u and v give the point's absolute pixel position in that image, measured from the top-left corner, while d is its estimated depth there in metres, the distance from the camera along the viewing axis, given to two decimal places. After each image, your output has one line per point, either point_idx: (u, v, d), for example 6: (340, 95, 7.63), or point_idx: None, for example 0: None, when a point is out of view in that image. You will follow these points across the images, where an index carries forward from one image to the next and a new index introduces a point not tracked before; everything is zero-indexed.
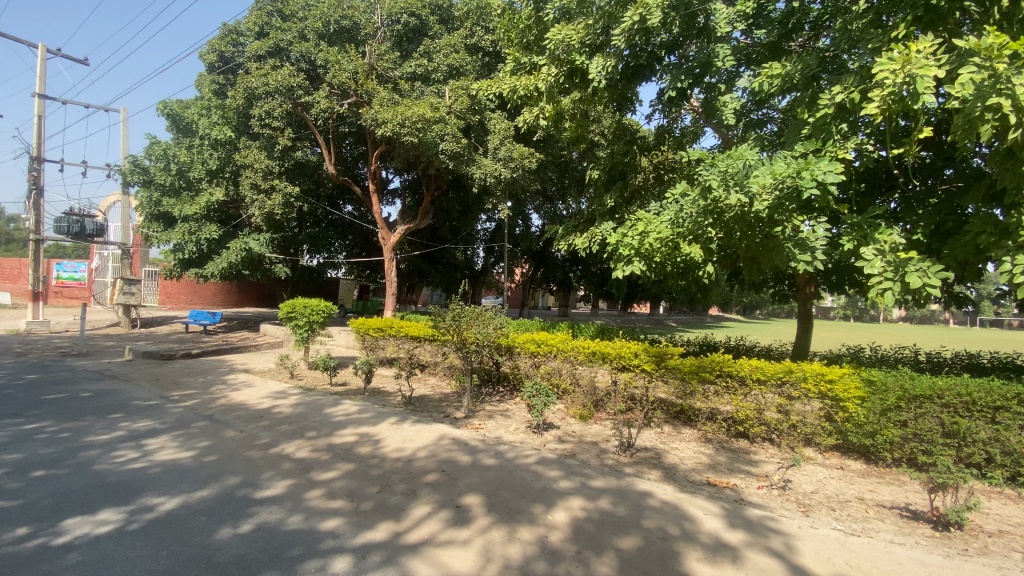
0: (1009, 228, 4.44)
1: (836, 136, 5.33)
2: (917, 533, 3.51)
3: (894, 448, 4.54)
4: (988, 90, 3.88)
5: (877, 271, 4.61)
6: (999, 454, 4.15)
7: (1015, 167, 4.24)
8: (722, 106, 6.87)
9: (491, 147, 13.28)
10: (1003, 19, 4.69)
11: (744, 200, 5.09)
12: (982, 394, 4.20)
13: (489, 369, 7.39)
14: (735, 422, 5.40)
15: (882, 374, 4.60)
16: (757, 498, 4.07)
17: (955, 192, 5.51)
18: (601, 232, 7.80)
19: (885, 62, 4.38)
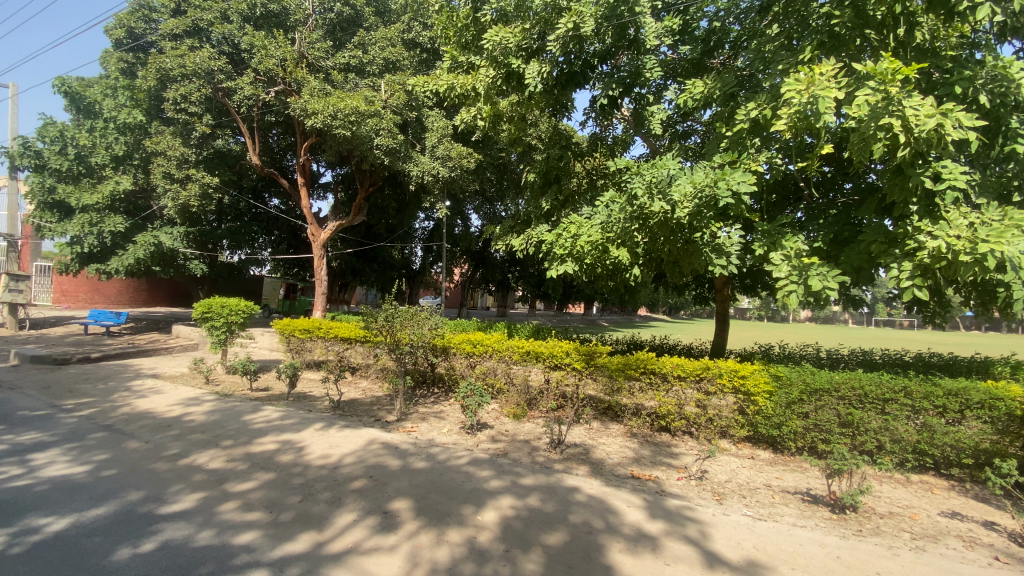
0: (895, 238, 4.95)
1: (750, 149, 5.78)
2: (815, 515, 3.85)
3: (798, 438, 4.95)
4: (877, 113, 4.33)
5: (784, 274, 5.04)
6: (888, 441, 4.58)
7: (902, 182, 4.74)
8: (650, 116, 7.20)
9: (429, 144, 13.08)
10: (898, 47, 5.24)
11: (667, 207, 5.36)
12: (873, 387, 4.63)
13: (422, 370, 7.28)
14: (658, 417, 5.67)
15: (787, 369, 5.00)
16: (677, 489, 4.29)
17: (851, 205, 6.10)
18: (537, 234, 7.92)
19: (793, 83, 4.78)
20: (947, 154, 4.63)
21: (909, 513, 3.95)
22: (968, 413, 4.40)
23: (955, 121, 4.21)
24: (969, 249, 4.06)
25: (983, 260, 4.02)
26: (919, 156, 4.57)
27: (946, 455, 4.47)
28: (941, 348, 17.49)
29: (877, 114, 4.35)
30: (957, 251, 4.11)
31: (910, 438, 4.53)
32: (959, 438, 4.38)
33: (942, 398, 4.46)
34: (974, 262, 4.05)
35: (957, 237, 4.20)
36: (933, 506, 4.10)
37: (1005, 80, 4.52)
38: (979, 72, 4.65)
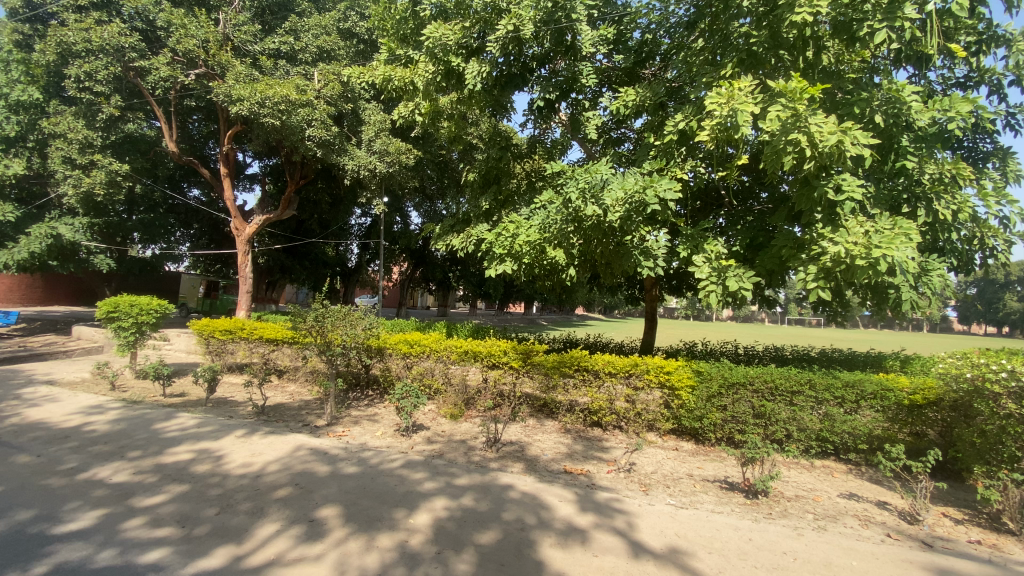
0: (803, 244, 5.41)
1: (677, 158, 6.11)
2: (732, 501, 4.12)
3: (717, 429, 5.28)
4: (786, 128, 4.71)
5: (706, 275, 5.38)
6: (795, 430, 4.99)
7: (808, 193, 5.18)
8: (586, 121, 7.40)
9: (366, 138, 12.70)
10: (807, 68, 5.72)
11: (599, 211, 5.54)
12: (783, 380, 5.03)
13: (356, 372, 7.05)
14: (590, 413, 5.85)
15: (708, 365, 5.32)
16: (607, 481, 4.45)
17: (767, 212, 6.58)
18: (476, 234, 7.91)
19: (715, 96, 5.09)
20: (846, 168, 5.11)
21: (813, 496, 4.32)
22: (863, 403, 4.86)
23: (854, 138, 4.64)
24: (863, 254, 4.51)
25: (874, 265, 4.48)
26: (823, 169, 5.01)
27: (844, 441, 4.92)
28: (844, 345, 19.28)
29: (787, 129, 4.73)
30: (853, 256, 4.55)
31: (814, 427, 4.95)
32: (856, 425, 4.84)
33: (841, 390, 4.91)
34: (867, 267, 4.51)
35: (853, 243, 4.65)
36: (833, 488, 4.51)
37: (896, 103, 5.02)
38: (874, 95, 5.15)
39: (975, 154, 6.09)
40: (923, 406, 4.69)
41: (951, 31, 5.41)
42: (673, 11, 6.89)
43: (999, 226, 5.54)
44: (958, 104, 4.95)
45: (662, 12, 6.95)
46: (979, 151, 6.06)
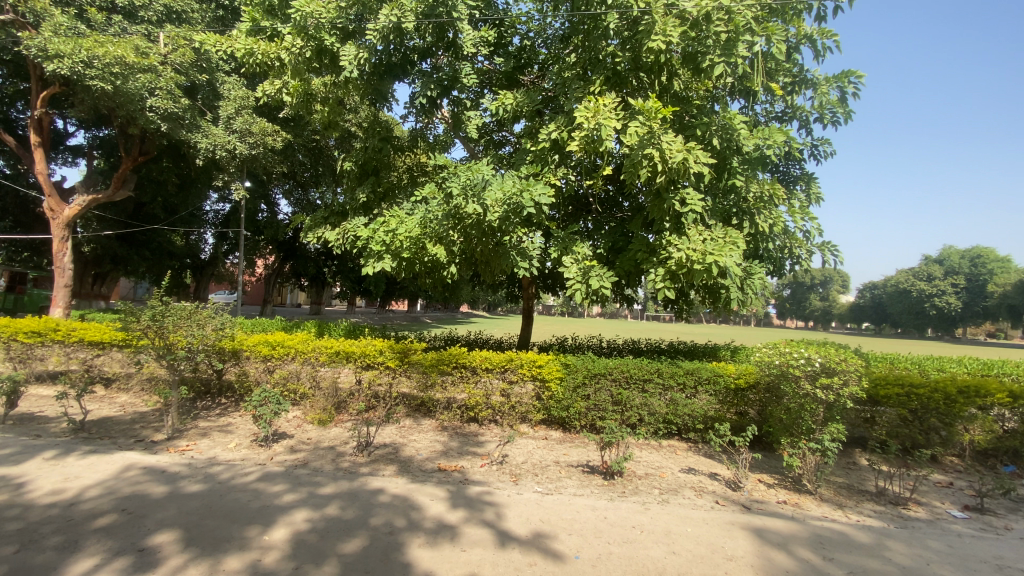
0: (655, 248, 6.06)
1: (551, 164, 6.46)
2: (592, 484, 4.47)
3: (582, 417, 5.69)
4: (643, 143, 5.25)
5: (573, 275, 5.77)
6: (646, 415, 5.57)
7: (660, 203, 5.81)
8: (467, 120, 7.46)
9: (225, 115, 11.41)
10: (662, 92, 6.43)
11: (479, 210, 5.64)
12: (637, 370, 5.58)
13: (206, 378, 6.31)
14: (467, 409, 5.93)
15: (574, 358, 5.72)
16: (479, 476, 4.54)
17: (628, 219, 7.24)
18: (352, 228, 7.54)
19: (583, 109, 5.49)
20: (690, 184, 5.82)
21: (659, 472, 4.85)
22: (700, 388, 5.55)
23: (696, 157, 5.31)
24: (700, 259, 5.20)
25: (708, 269, 5.18)
26: (672, 184, 5.66)
27: (685, 422, 5.60)
28: (693, 341, 21.91)
29: (643, 144, 5.28)
30: (693, 261, 5.23)
31: (661, 411, 5.56)
32: (694, 408, 5.52)
33: (683, 376, 5.57)
34: (703, 270, 5.19)
35: (693, 250, 5.33)
36: (675, 464, 5.12)
37: (729, 129, 5.83)
38: (713, 121, 5.93)
39: (788, 177, 7.28)
40: (745, 388, 5.51)
41: (772, 72, 6.41)
42: (549, 24, 7.24)
43: (804, 238, 6.69)
44: (775, 134, 5.93)
45: (540, 23, 7.27)
46: (791, 175, 7.26)
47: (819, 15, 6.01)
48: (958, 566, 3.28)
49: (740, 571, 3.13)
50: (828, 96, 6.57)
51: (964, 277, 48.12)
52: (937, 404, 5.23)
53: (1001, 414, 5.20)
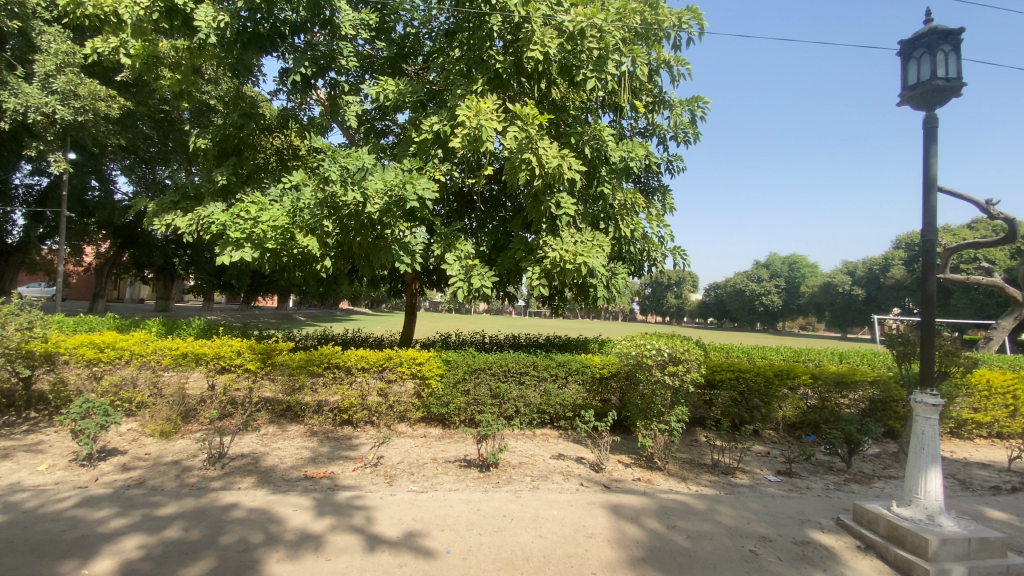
0: (532, 248, 6.33)
1: (434, 159, 6.42)
2: (468, 477, 4.55)
3: (461, 412, 5.75)
4: (522, 147, 5.48)
5: (455, 273, 5.80)
6: (523, 406, 5.81)
7: (538, 205, 6.10)
8: (346, 105, 7.09)
9: (40, 71, 9.48)
10: (541, 98, 6.74)
11: (357, 200, 5.40)
12: (514, 363, 5.78)
13: (8, 389, 5.24)
14: (340, 411, 5.66)
15: (454, 355, 5.76)
16: (350, 480, 4.37)
17: (509, 218, 7.45)
18: (208, 213, 6.74)
19: (465, 108, 5.57)
20: (564, 189, 6.19)
21: (532, 460, 5.10)
22: (570, 378, 5.92)
23: (569, 164, 5.67)
24: (572, 260, 5.57)
25: (578, 268, 5.58)
26: (549, 188, 5.97)
27: (558, 411, 5.95)
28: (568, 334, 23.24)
29: (522, 148, 5.51)
30: (565, 261, 5.58)
31: (535, 402, 5.84)
32: (564, 397, 5.88)
33: (555, 368, 5.88)
34: (574, 269, 5.58)
35: (565, 250, 5.69)
36: (547, 451, 5.42)
37: (599, 140, 6.30)
38: (585, 131, 6.37)
39: (648, 188, 8.08)
40: (609, 377, 6.00)
41: (637, 90, 7.06)
42: (435, 16, 7.15)
43: (660, 242, 7.49)
44: (636, 147, 6.50)
45: (424, 14, 7.15)
46: (651, 186, 8.07)
47: (675, 44, 6.74)
48: (768, 521, 3.92)
49: (598, 546, 3.42)
50: (681, 118, 7.40)
51: (785, 279, 57.53)
52: (759, 386, 6.19)
53: (804, 393, 6.32)
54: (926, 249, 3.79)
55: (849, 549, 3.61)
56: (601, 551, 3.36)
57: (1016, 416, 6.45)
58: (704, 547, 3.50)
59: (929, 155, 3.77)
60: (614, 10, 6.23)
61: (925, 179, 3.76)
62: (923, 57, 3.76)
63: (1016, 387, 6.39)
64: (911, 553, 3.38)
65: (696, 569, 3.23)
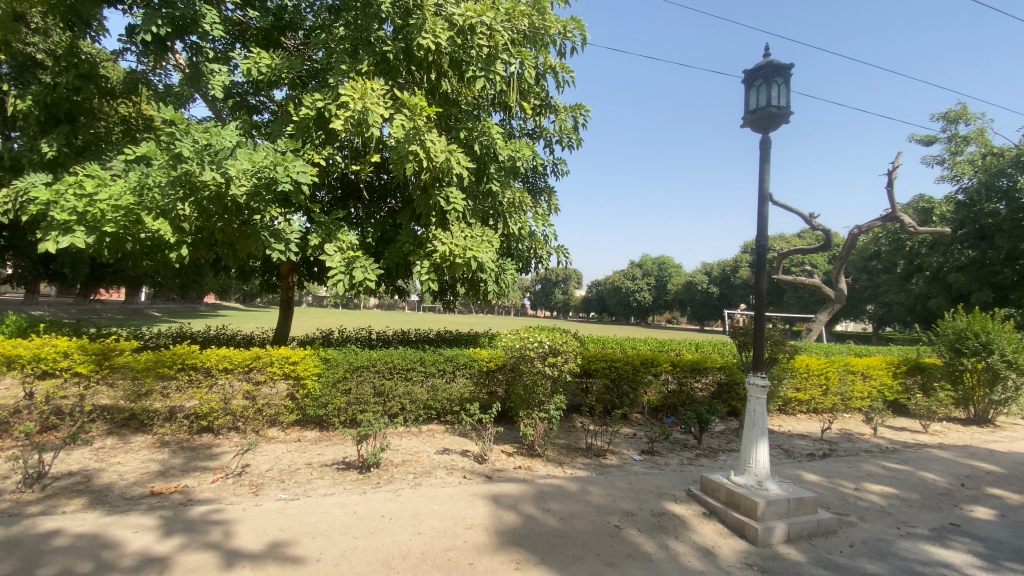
0: (421, 241, 6.22)
1: (313, 143, 6.02)
2: (345, 480, 4.35)
3: (341, 413, 5.48)
4: (409, 138, 5.36)
5: (335, 265, 5.49)
6: (408, 403, 5.69)
7: (426, 197, 6.02)
8: (211, 75, 6.33)
9: None
10: (431, 90, 6.66)
11: (219, 180, 4.84)
12: (400, 359, 5.63)
13: None
14: (198, 418, 5.09)
15: (335, 352, 5.46)
16: (208, 493, 3.95)
17: (397, 210, 7.24)
18: (25, 187, 5.63)
19: (349, 89, 5.33)
20: (453, 183, 6.17)
21: (415, 457, 5.02)
22: (458, 372, 5.92)
23: (458, 159, 5.66)
24: (461, 254, 5.58)
25: (467, 263, 5.60)
26: (437, 181, 5.92)
27: (444, 406, 5.92)
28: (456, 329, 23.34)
29: (409, 138, 5.38)
30: (455, 255, 5.57)
31: (422, 398, 5.76)
32: (451, 392, 5.87)
33: (443, 363, 5.84)
34: (463, 264, 5.60)
35: (455, 245, 5.67)
36: (432, 447, 5.38)
37: (488, 137, 6.37)
38: (474, 127, 6.41)
39: (536, 188, 8.37)
40: (495, 370, 6.11)
41: (526, 91, 7.28)
42: None
43: (546, 241, 7.80)
44: (524, 147, 6.70)
45: None
46: (538, 186, 8.37)
47: (561, 51, 7.05)
48: (633, 497, 4.29)
49: (476, 537, 3.48)
50: (565, 123, 7.76)
51: (658, 276, 63.35)
52: (630, 374, 6.75)
53: (666, 378, 7.03)
54: (760, 253, 4.40)
55: (697, 516, 4.10)
56: (479, 541, 3.43)
57: (826, 393, 7.80)
58: (575, 526, 3.73)
59: (764, 172, 4.38)
60: (503, 10, 6.33)
61: (760, 193, 4.37)
62: (762, 86, 4.34)
63: (826, 369, 7.73)
64: (745, 516, 3.92)
65: (567, 549, 3.43)
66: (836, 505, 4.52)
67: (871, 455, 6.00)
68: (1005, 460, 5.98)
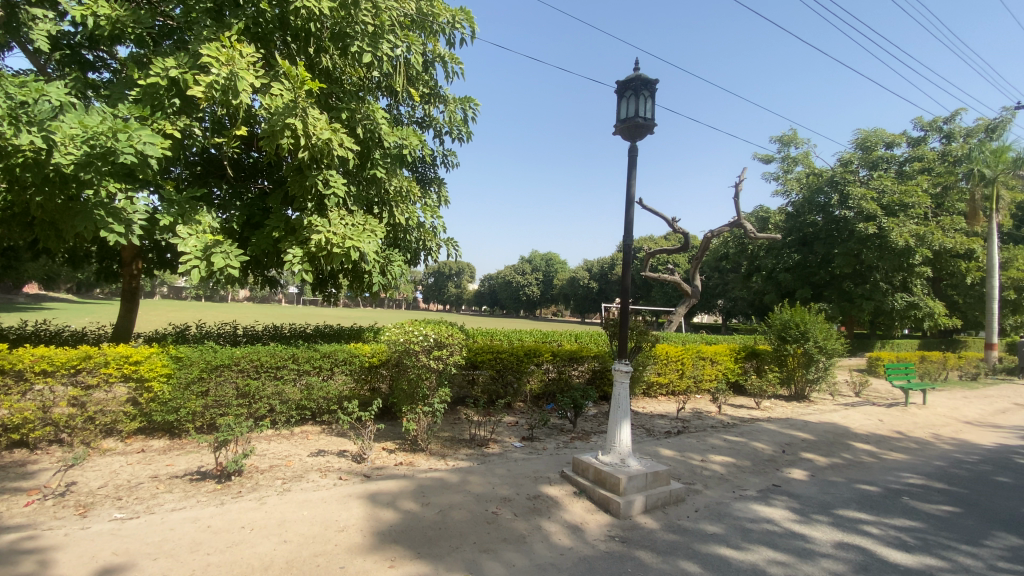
0: (294, 228, 5.79)
1: (165, 109, 5.30)
2: (199, 492, 3.91)
3: (196, 418, 4.95)
4: (284, 112, 4.98)
5: (189, 250, 4.90)
6: (277, 404, 5.31)
7: (301, 179, 5.62)
8: (28, 19, 5.27)
9: None
10: (309, 65, 6.25)
11: (37, 145, 4.07)
12: (268, 357, 5.21)
13: None
14: (6, 431, 4.27)
15: (189, 350, 4.90)
16: (16, 519, 3.32)
17: (268, 193, 6.66)
18: None
19: (212, 52, 4.78)
20: (334, 166, 5.84)
21: (285, 462, 4.70)
22: (336, 369, 5.64)
23: (341, 140, 5.37)
24: (339, 242, 5.31)
25: (347, 252, 5.35)
26: (315, 162, 5.55)
27: (319, 405, 5.62)
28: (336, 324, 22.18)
29: (286, 111, 5.00)
30: (332, 244, 5.27)
31: (294, 398, 5.40)
32: (328, 390, 5.59)
33: (319, 360, 5.51)
34: (342, 253, 5.33)
35: (333, 233, 5.36)
36: (304, 450, 5.07)
37: (372, 121, 6.11)
38: (358, 109, 6.11)
39: (424, 178, 8.25)
40: (378, 366, 5.93)
41: (414, 78, 7.12)
42: None
43: (434, 233, 7.72)
44: (410, 136, 6.56)
45: None
46: (427, 177, 8.25)
47: (450, 41, 7.00)
48: (510, 483, 4.45)
49: (349, 539, 3.35)
50: (454, 115, 7.73)
51: (546, 271, 65.95)
52: (513, 365, 7.00)
53: (546, 368, 7.39)
54: (628, 251, 4.78)
55: (568, 496, 4.37)
56: (352, 543, 3.32)
57: (682, 377, 8.79)
58: (453, 517, 3.76)
59: (631, 177, 4.77)
60: None
61: (628, 196, 4.75)
62: (631, 98, 4.71)
63: (682, 356, 8.74)
64: (610, 492, 4.26)
65: (444, 540, 3.45)
66: (686, 476, 5.12)
67: (716, 429, 6.89)
68: (815, 428, 7.23)
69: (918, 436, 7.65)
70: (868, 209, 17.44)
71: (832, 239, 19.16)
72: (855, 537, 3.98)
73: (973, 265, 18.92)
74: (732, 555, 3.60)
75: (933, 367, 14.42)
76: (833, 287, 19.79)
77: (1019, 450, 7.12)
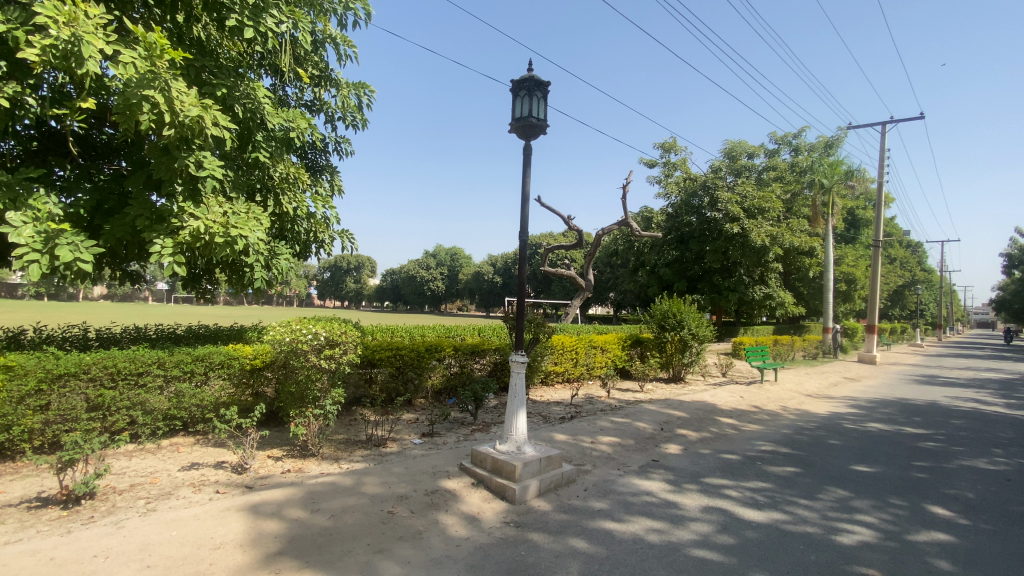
0: (161, 216, 5.17)
1: None
2: (38, 521, 3.38)
3: (34, 437, 4.26)
4: (141, 82, 4.40)
5: (22, 240, 4.15)
6: (139, 415, 4.73)
7: (168, 161, 4.99)
8: None
9: None
10: (174, 33, 5.66)
11: None
12: (126, 362, 4.61)
13: None
14: None
15: (23, 358, 4.19)
16: None
17: (125, 175, 5.86)
18: None
19: (47, 8, 4.08)
20: (208, 147, 5.29)
21: (150, 479, 4.21)
22: (211, 374, 5.16)
23: (214, 118, 4.86)
24: (220, 231, 4.85)
25: (229, 243, 4.89)
26: (185, 142, 4.97)
27: (191, 413, 5.09)
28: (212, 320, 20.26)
29: (142, 83, 4.43)
30: (212, 232, 4.80)
31: (160, 407, 4.85)
32: (203, 396, 5.08)
33: (190, 364, 5.00)
34: (223, 244, 4.87)
35: (211, 221, 4.88)
36: (174, 464, 4.58)
37: (254, 100, 5.61)
38: (236, 85, 5.57)
39: (315, 165, 7.80)
40: (261, 368, 5.53)
41: (302, 57, 6.68)
42: None
43: (326, 223, 7.33)
44: (298, 118, 6.16)
45: None
46: (318, 164, 7.81)
47: (342, 23, 6.66)
48: (407, 481, 4.39)
49: (228, 557, 3.11)
50: (348, 100, 7.38)
51: (450, 266, 65.84)
52: (413, 361, 6.88)
53: (448, 362, 7.38)
54: (521, 247, 4.92)
55: (466, 487, 4.43)
56: (231, 561, 3.07)
57: (576, 365, 9.29)
58: (346, 521, 3.63)
59: (525, 176, 4.92)
60: None
61: (523, 194, 4.89)
62: (525, 98, 4.84)
63: (575, 346, 9.22)
64: (506, 479, 4.40)
65: (335, 546, 3.33)
66: (576, 458, 5.45)
67: (604, 413, 7.40)
68: (688, 407, 8.08)
69: (770, 409, 8.87)
70: (733, 211, 19.69)
71: (705, 238, 21.40)
72: (718, 501, 4.53)
73: (814, 262, 22.29)
74: (616, 528, 3.91)
75: (783, 348, 16.76)
76: (705, 281, 22.16)
77: (843, 416, 8.56)
